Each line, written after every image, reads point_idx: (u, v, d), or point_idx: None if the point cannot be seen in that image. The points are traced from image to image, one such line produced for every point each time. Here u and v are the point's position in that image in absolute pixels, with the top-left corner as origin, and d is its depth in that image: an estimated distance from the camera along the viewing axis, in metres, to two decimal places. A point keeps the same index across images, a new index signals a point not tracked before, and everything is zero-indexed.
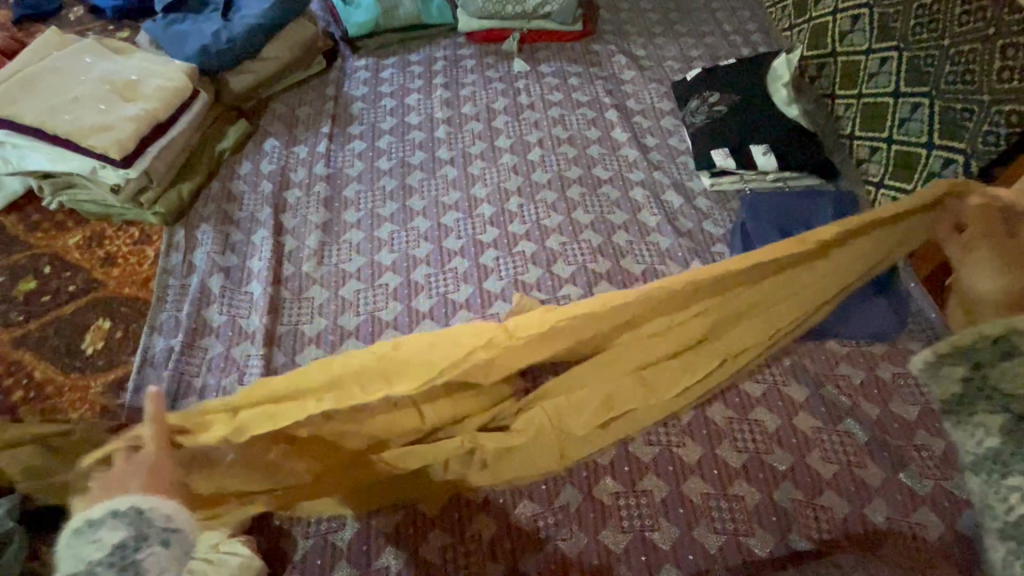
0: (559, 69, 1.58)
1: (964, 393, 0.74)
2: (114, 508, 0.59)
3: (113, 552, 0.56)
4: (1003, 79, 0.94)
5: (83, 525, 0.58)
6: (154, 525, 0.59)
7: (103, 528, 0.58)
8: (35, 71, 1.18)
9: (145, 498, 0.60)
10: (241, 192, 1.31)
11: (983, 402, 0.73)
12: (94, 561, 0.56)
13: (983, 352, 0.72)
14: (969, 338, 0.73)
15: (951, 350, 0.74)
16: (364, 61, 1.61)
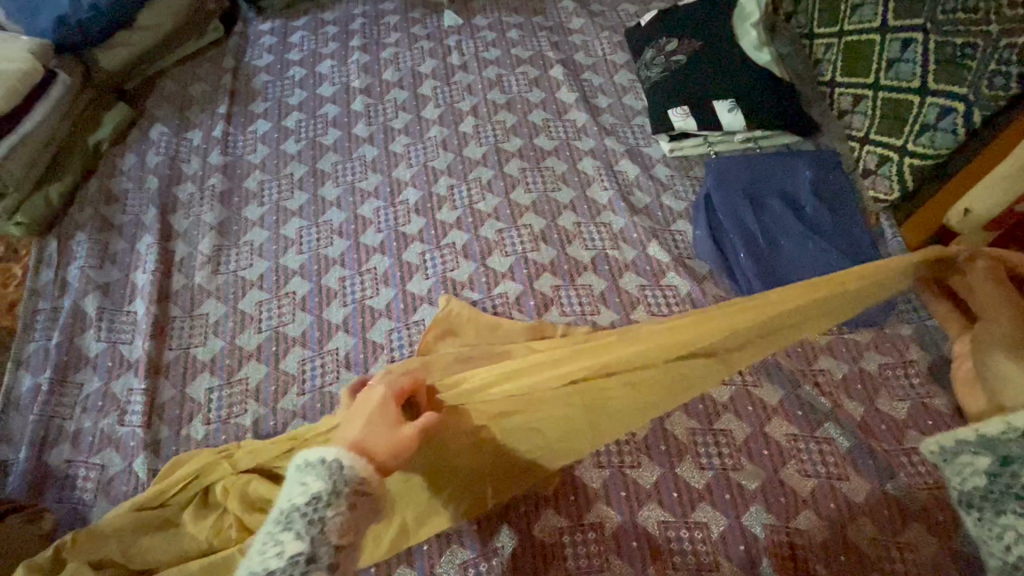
0: (496, 20, 1.36)
1: (988, 487, 0.55)
2: (323, 455, 0.50)
3: (310, 503, 0.48)
4: (1017, 5, 0.76)
5: (303, 464, 0.50)
6: (348, 489, 0.49)
7: (314, 474, 0.49)
8: None
9: (348, 453, 0.51)
10: (124, 191, 1.12)
11: (1012, 501, 0.53)
12: (293, 507, 0.48)
13: (1015, 446, 0.53)
14: (996, 427, 0.55)
15: (975, 439, 0.56)
16: (270, 25, 1.38)
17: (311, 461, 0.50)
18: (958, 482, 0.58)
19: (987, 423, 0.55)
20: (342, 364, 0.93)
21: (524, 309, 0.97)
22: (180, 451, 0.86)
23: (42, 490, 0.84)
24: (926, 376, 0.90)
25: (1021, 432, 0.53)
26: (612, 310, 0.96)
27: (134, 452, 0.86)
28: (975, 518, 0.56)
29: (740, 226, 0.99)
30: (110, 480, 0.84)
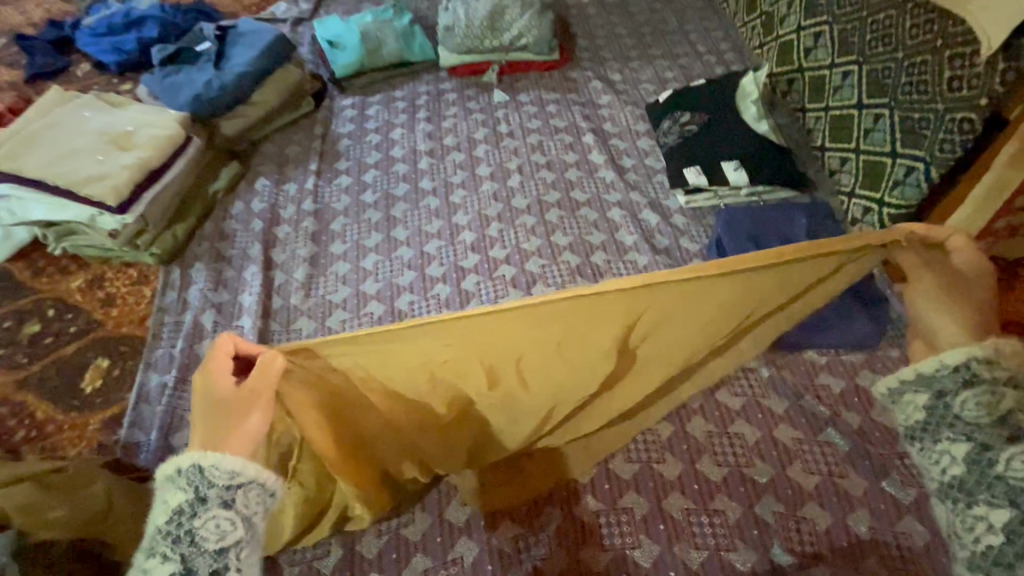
0: (537, 97, 1.63)
1: (928, 419, 0.72)
2: (179, 467, 0.63)
3: (173, 517, 0.61)
4: (955, 89, 0.96)
5: (167, 480, 0.63)
6: (212, 488, 0.62)
7: (172, 489, 0.62)
8: (38, 127, 1.25)
9: (203, 456, 0.63)
10: (233, 231, 1.37)
11: (945, 428, 0.70)
12: (158, 527, 0.61)
13: (947, 379, 0.71)
14: (930, 366, 0.73)
15: (916, 379, 0.73)
16: (351, 100, 1.68)
17: (171, 476, 0.63)
18: (906, 418, 0.75)
19: (924, 363, 0.73)
20: None
21: None
22: None
23: None
24: None
25: (950, 368, 0.71)
26: None
27: None
28: (916, 448, 0.73)
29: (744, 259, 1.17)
30: None
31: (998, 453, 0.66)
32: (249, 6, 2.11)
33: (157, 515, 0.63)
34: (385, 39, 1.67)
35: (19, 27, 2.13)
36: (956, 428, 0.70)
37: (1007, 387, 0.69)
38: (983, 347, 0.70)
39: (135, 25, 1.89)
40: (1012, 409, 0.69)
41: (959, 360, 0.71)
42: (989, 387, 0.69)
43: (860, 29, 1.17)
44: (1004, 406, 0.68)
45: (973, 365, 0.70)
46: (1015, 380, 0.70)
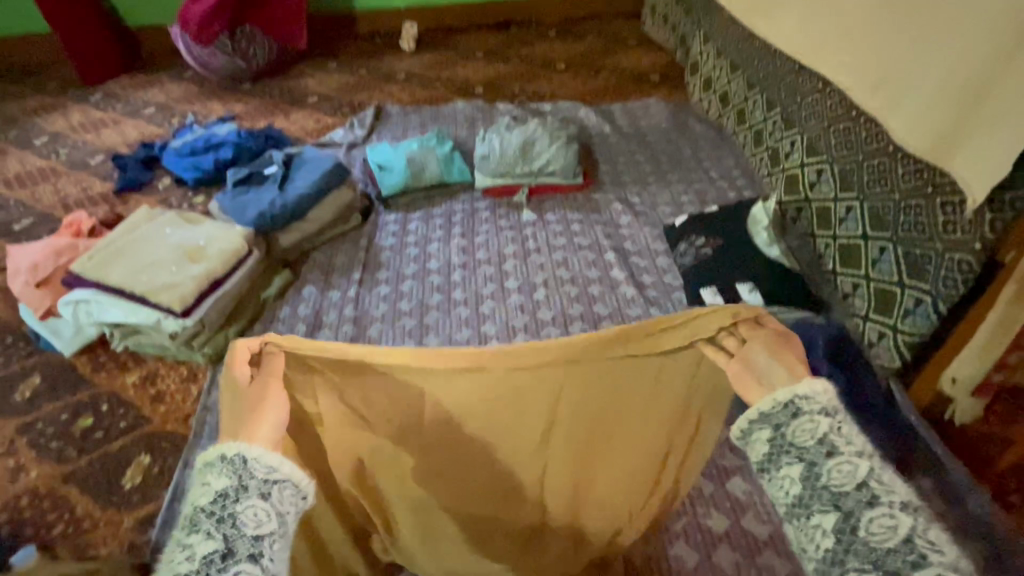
0: (563, 216, 1.79)
1: (800, 493, 0.67)
2: (225, 454, 0.65)
3: (216, 499, 0.62)
4: (950, 233, 1.04)
5: (212, 462, 0.66)
6: (254, 479, 0.64)
7: (216, 474, 0.64)
8: (126, 241, 1.43)
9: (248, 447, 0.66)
10: (279, 334, 1.48)
11: (783, 456, 0.70)
12: (200, 507, 0.63)
13: (779, 417, 0.72)
14: (767, 403, 0.73)
15: (758, 416, 0.73)
16: (394, 215, 1.86)
17: (213, 460, 0.66)
18: (783, 496, 0.68)
19: (763, 400, 0.73)
20: None
21: None
22: None
23: None
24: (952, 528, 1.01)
25: (781, 404, 0.72)
26: None
27: None
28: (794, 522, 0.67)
29: None
30: None
31: (861, 516, 0.62)
32: (312, 132, 2.43)
33: (197, 497, 0.64)
34: (428, 164, 1.89)
35: (116, 146, 2.49)
36: (791, 454, 0.69)
37: (817, 418, 0.70)
38: (802, 386, 0.72)
39: (213, 148, 2.20)
40: (830, 435, 0.68)
41: (786, 397, 0.72)
42: (808, 417, 0.70)
43: (858, 170, 1.29)
44: (826, 430, 0.68)
45: (798, 401, 0.71)
46: (832, 410, 0.70)
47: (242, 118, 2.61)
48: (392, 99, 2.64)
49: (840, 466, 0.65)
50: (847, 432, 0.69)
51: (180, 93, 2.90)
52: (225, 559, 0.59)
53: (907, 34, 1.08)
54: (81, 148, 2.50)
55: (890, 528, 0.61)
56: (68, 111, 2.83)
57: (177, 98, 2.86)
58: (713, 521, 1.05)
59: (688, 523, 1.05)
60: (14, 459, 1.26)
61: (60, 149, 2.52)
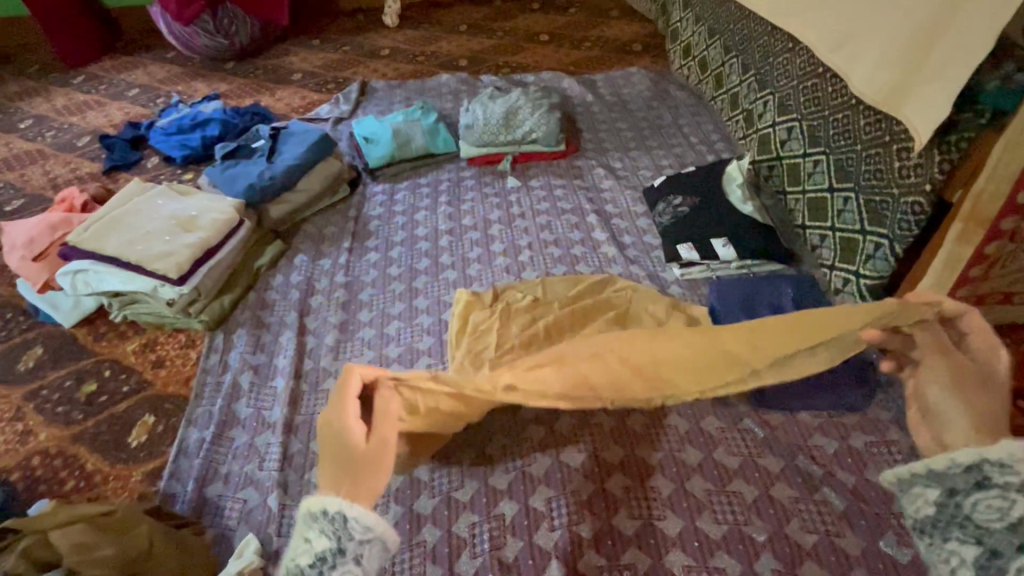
0: (546, 182, 1.83)
1: (937, 516, 0.72)
2: (326, 509, 0.73)
3: (315, 562, 0.70)
4: (905, 177, 1.09)
5: (314, 512, 0.73)
6: (351, 541, 0.71)
7: (316, 534, 0.72)
8: (120, 213, 1.46)
9: (346, 506, 0.72)
10: (273, 300, 1.53)
11: (955, 529, 0.71)
12: (302, 565, 0.71)
13: (958, 478, 0.71)
14: (943, 462, 0.72)
15: (925, 472, 0.74)
16: (382, 186, 1.90)
17: (317, 514, 0.73)
18: (914, 512, 0.75)
19: (936, 459, 0.73)
20: None
21: None
22: (302, 491, 1.13)
23: (201, 514, 1.11)
24: (907, 452, 1.09)
25: (963, 467, 0.71)
26: None
27: (269, 490, 1.13)
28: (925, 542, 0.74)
29: None
30: (250, 511, 1.11)
31: (966, 497, 0.70)
32: (297, 109, 2.44)
33: (298, 553, 0.73)
34: (413, 135, 1.92)
35: (103, 128, 2.49)
36: (963, 530, 0.70)
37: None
38: (999, 450, 0.69)
39: (200, 126, 2.21)
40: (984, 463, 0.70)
41: (972, 460, 0.70)
42: (1004, 491, 0.68)
43: (824, 124, 1.35)
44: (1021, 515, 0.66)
45: (987, 466, 0.69)
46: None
47: (228, 97, 2.62)
48: (377, 74, 2.65)
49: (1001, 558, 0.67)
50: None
51: (164, 74, 2.89)
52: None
53: None
54: (67, 130, 2.50)
55: (1001, 508, 0.68)
56: (52, 95, 2.82)
57: (161, 79, 2.85)
58: (687, 455, 1.12)
59: (663, 457, 1.12)
60: (22, 424, 1.31)
61: (46, 132, 2.52)
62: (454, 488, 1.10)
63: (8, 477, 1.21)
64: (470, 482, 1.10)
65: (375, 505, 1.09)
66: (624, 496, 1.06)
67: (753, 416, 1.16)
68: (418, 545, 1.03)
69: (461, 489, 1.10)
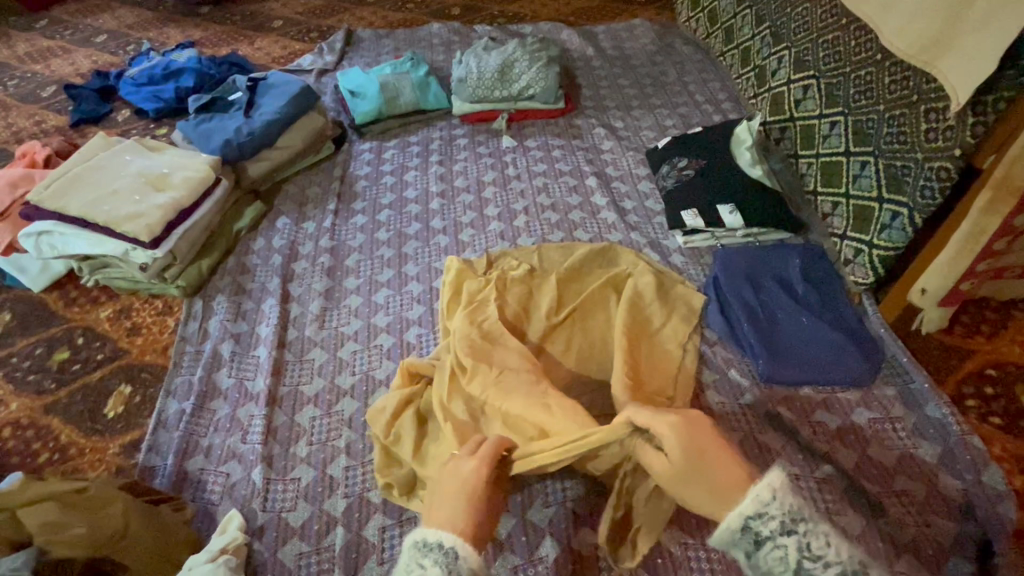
0: (544, 142, 1.73)
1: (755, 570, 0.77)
2: (441, 541, 0.76)
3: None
4: (932, 140, 1.03)
5: (425, 542, 0.77)
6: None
7: (432, 559, 0.75)
8: (84, 169, 1.36)
9: (461, 545, 0.76)
10: (254, 265, 1.45)
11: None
12: None
13: (743, 542, 0.76)
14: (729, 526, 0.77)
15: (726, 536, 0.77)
16: (369, 144, 1.79)
17: (431, 544, 0.76)
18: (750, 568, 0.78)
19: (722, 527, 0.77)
20: None
21: None
22: (287, 466, 1.09)
23: (182, 488, 1.07)
24: (912, 430, 1.05)
25: (740, 532, 0.76)
26: None
27: (252, 464, 1.09)
28: None
29: (749, 314, 1.18)
30: (233, 485, 1.07)
31: (762, 556, 0.75)
32: (278, 59, 2.29)
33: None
34: (402, 89, 1.80)
35: (69, 77, 2.32)
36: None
37: (789, 535, 0.74)
38: (752, 500, 0.76)
39: (173, 76, 2.06)
40: (750, 520, 0.75)
41: (739, 523, 0.76)
42: (774, 541, 0.74)
43: (844, 83, 1.26)
44: (797, 555, 0.74)
45: (755, 526, 0.75)
46: (791, 523, 0.75)
47: (203, 45, 2.44)
48: (364, 23, 2.48)
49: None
50: (816, 546, 0.74)
51: (133, 19, 2.68)
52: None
53: None
54: (31, 79, 2.33)
55: (783, 559, 0.74)
56: (13, 40, 2.62)
57: (130, 24, 2.65)
58: None
59: None
60: None
61: (7, 80, 2.35)
62: None
63: None
64: None
65: (364, 480, 1.06)
66: None
67: (755, 390, 1.12)
68: (408, 522, 1.00)
69: None
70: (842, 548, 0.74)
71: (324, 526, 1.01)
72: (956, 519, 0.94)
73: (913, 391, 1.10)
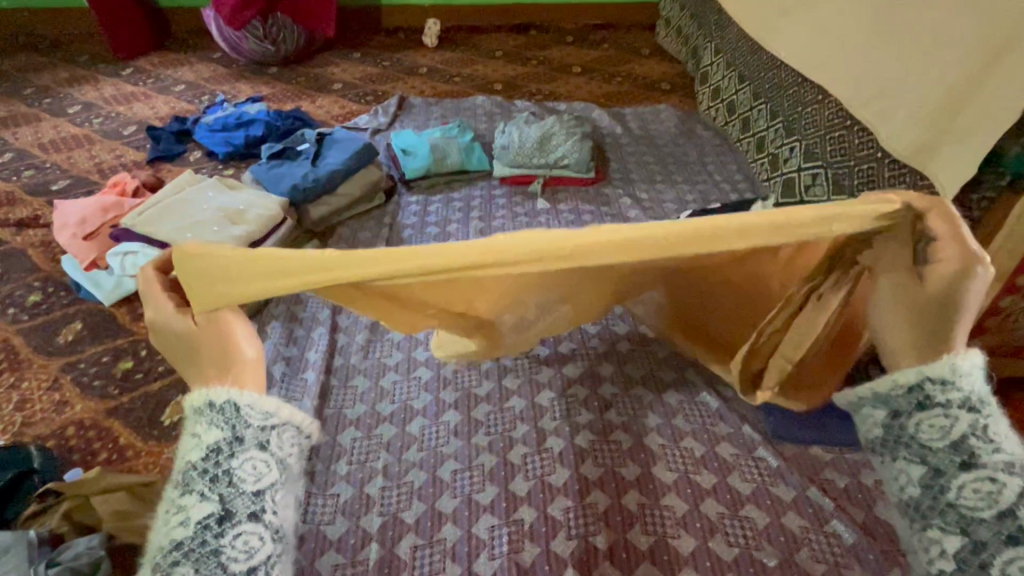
0: (575, 207, 1.90)
1: (884, 435, 0.77)
2: (213, 402, 0.73)
3: (209, 456, 0.71)
4: None
5: (200, 407, 0.73)
6: (250, 429, 0.73)
7: (206, 429, 0.72)
8: (173, 201, 1.54)
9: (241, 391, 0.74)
10: (307, 296, 1.59)
11: (902, 448, 0.75)
12: (192, 463, 0.71)
13: (902, 400, 0.76)
14: (887, 385, 0.77)
15: (873, 395, 0.79)
16: (416, 197, 1.98)
17: (202, 408, 0.73)
18: (867, 432, 0.80)
19: (881, 382, 0.78)
20: (452, 432, 1.24)
21: (590, 406, 1.27)
22: (328, 481, 1.17)
23: None
24: None
25: (907, 390, 0.75)
26: (656, 415, 1.26)
27: None
28: (954, 473, 0.70)
29: None
30: None
31: (912, 418, 0.75)
32: (337, 117, 2.55)
33: (190, 450, 0.72)
34: (450, 151, 2.01)
35: (148, 119, 2.59)
36: (914, 449, 0.74)
37: (967, 411, 0.72)
38: (944, 366, 0.74)
39: (244, 125, 2.31)
40: (924, 382, 0.75)
41: (916, 380, 0.75)
42: (947, 410, 0.72)
43: (850, 175, 1.42)
44: (963, 431, 0.71)
45: (929, 388, 0.74)
46: (975, 403, 0.72)
47: (271, 100, 2.72)
48: (415, 91, 2.76)
49: (975, 477, 0.69)
50: (992, 434, 0.71)
51: (209, 73, 3.00)
52: (222, 522, 0.68)
53: (880, 61, 1.28)
54: (114, 118, 2.60)
55: (943, 428, 0.72)
56: (100, 84, 2.93)
57: (206, 77, 2.97)
58: (702, 478, 1.16)
59: (679, 478, 1.15)
60: (59, 393, 1.36)
61: (93, 118, 2.62)
62: (474, 490, 1.14)
63: (42, 444, 1.25)
64: (492, 487, 1.15)
65: (399, 500, 1.13)
66: (640, 513, 1.10)
67: (768, 445, 1.20)
68: (438, 543, 1.07)
69: (482, 492, 1.14)
70: (1018, 445, 0.71)
71: (360, 540, 1.07)
72: None
73: None
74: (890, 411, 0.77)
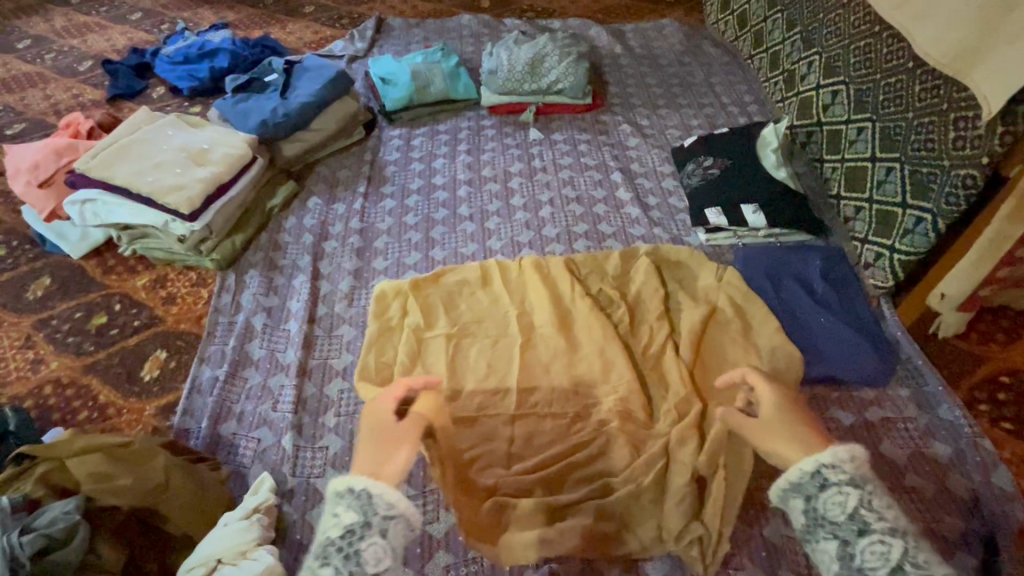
0: (570, 136, 1.76)
1: (806, 523, 0.71)
2: (351, 487, 0.72)
3: (345, 534, 0.69)
4: (959, 148, 1.06)
5: (346, 488, 0.73)
6: (377, 515, 0.70)
7: (344, 509, 0.71)
8: (128, 142, 1.41)
9: (374, 484, 0.72)
10: (286, 242, 1.49)
11: (820, 530, 0.70)
12: (328, 539, 0.70)
13: (807, 483, 0.71)
14: (795, 473, 0.72)
15: (789, 484, 0.73)
16: (398, 131, 1.82)
17: (346, 491, 0.72)
18: (796, 523, 0.73)
19: (792, 469, 0.73)
20: None
21: None
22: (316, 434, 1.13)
23: (215, 452, 1.11)
24: (923, 430, 1.07)
25: (809, 474, 0.71)
26: None
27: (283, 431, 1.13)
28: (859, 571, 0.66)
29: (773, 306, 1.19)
30: (264, 450, 1.11)
31: (856, 546, 0.66)
32: (311, 44, 2.33)
33: (328, 527, 0.71)
34: (433, 78, 1.83)
35: (105, 53, 2.37)
36: (826, 528, 0.69)
37: (894, 536, 0.66)
38: (828, 454, 0.72)
39: (208, 56, 2.11)
40: (860, 508, 0.68)
41: (812, 466, 0.71)
42: (876, 535, 0.66)
43: (874, 89, 1.29)
44: (855, 503, 0.68)
45: (824, 471, 0.70)
46: (860, 480, 0.70)
47: (237, 27, 2.47)
48: (395, 12, 2.51)
49: (872, 544, 0.66)
50: (877, 506, 0.68)
51: None
52: None
53: None
54: (67, 54, 2.38)
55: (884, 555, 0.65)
56: (50, 14, 2.67)
57: (165, 4, 2.69)
58: None
59: None
60: (33, 352, 1.30)
61: (45, 54, 2.39)
62: None
63: (19, 403, 1.21)
64: None
65: None
66: None
67: None
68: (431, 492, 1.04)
69: None
70: (902, 514, 0.69)
71: None
72: (964, 516, 0.96)
73: (926, 392, 1.11)
74: (829, 510, 0.69)
